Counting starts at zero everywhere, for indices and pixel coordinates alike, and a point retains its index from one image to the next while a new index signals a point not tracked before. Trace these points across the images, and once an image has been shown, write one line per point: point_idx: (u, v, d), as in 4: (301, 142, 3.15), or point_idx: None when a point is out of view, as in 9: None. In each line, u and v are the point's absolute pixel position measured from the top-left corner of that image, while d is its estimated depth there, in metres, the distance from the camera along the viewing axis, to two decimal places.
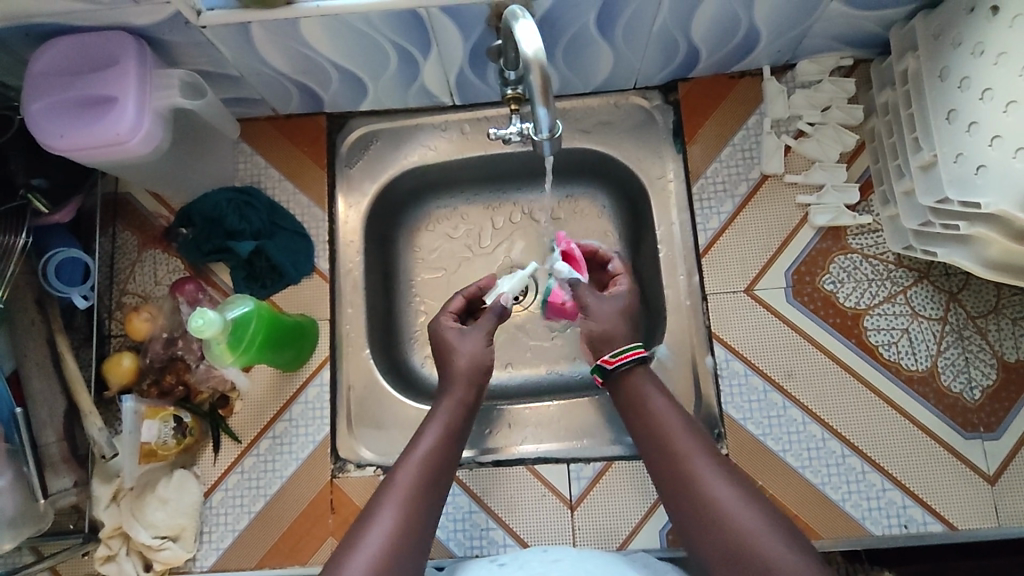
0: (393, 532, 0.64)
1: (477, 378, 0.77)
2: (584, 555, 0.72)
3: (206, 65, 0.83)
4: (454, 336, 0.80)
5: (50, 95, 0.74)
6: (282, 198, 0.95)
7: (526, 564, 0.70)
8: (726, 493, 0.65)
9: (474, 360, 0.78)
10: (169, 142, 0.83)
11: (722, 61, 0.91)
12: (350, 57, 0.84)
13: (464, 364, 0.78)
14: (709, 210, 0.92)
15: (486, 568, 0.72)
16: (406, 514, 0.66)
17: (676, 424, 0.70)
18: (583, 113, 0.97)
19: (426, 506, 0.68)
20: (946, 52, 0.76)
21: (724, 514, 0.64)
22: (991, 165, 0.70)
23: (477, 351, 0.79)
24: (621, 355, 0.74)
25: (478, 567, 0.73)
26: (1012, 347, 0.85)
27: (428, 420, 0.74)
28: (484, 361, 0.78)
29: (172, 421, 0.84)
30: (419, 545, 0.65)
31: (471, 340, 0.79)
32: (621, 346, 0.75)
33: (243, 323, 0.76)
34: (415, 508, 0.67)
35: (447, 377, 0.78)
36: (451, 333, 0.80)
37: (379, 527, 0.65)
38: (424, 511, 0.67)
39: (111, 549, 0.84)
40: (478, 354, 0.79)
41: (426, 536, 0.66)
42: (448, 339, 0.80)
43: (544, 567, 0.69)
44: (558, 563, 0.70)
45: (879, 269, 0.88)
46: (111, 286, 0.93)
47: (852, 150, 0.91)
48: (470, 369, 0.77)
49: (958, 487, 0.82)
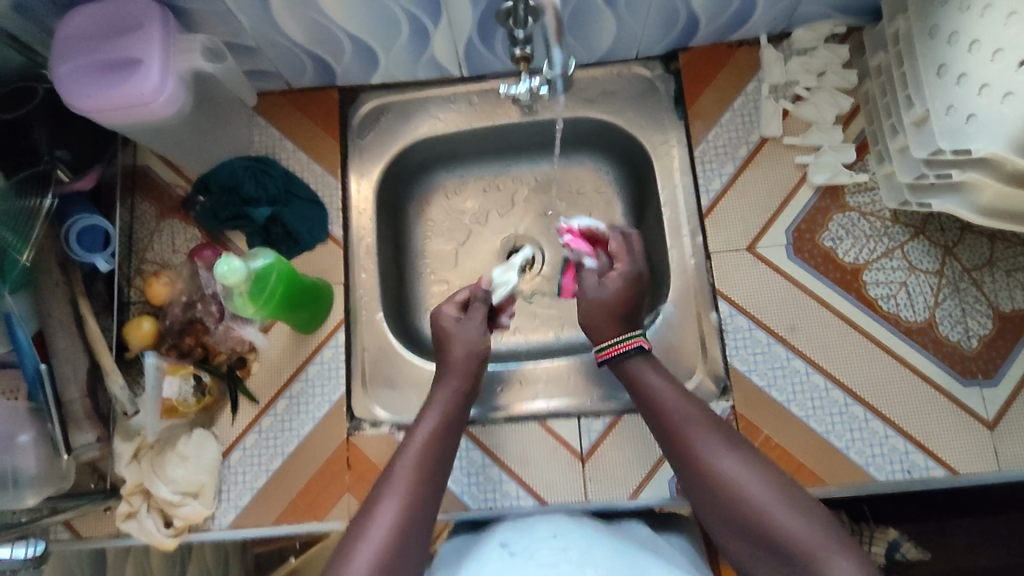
0: (398, 519, 0.68)
1: (472, 360, 0.82)
2: (593, 543, 0.74)
3: (226, 34, 0.87)
4: (450, 324, 0.84)
5: (77, 57, 0.77)
6: (296, 168, 0.98)
7: (536, 554, 0.73)
8: (730, 468, 0.69)
9: (466, 345, 0.82)
10: (189, 107, 0.86)
11: (721, 29, 0.95)
12: (364, 26, 0.88)
13: (459, 349, 0.82)
14: (711, 172, 0.95)
15: (496, 554, 0.75)
16: (408, 501, 0.70)
17: (675, 404, 0.74)
18: (587, 83, 1.00)
19: (427, 490, 0.72)
20: (936, 10, 0.79)
21: (729, 490, 0.68)
22: (981, 113, 0.73)
23: (468, 335, 0.83)
24: (606, 351, 0.80)
25: (487, 552, 0.75)
26: (1007, 298, 0.88)
27: (423, 408, 0.78)
28: (478, 345, 0.82)
29: (192, 379, 0.86)
30: (424, 529, 0.70)
31: (465, 329, 0.83)
32: (608, 341, 0.80)
33: (264, 275, 0.79)
34: (417, 493, 0.71)
35: (444, 364, 0.82)
36: (449, 322, 0.84)
37: (386, 514, 0.68)
38: (424, 493, 0.71)
39: (132, 506, 0.85)
40: (473, 340, 0.82)
41: (428, 519, 0.71)
42: (445, 329, 0.83)
43: (555, 557, 0.72)
44: (568, 553, 0.72)
45: (877, 226, 0.91)
46: (130, 254, 0.96)
47: (848, 112, 0.94)
48: (465, 358, 0.81)
49: (959, 432, 0.85)
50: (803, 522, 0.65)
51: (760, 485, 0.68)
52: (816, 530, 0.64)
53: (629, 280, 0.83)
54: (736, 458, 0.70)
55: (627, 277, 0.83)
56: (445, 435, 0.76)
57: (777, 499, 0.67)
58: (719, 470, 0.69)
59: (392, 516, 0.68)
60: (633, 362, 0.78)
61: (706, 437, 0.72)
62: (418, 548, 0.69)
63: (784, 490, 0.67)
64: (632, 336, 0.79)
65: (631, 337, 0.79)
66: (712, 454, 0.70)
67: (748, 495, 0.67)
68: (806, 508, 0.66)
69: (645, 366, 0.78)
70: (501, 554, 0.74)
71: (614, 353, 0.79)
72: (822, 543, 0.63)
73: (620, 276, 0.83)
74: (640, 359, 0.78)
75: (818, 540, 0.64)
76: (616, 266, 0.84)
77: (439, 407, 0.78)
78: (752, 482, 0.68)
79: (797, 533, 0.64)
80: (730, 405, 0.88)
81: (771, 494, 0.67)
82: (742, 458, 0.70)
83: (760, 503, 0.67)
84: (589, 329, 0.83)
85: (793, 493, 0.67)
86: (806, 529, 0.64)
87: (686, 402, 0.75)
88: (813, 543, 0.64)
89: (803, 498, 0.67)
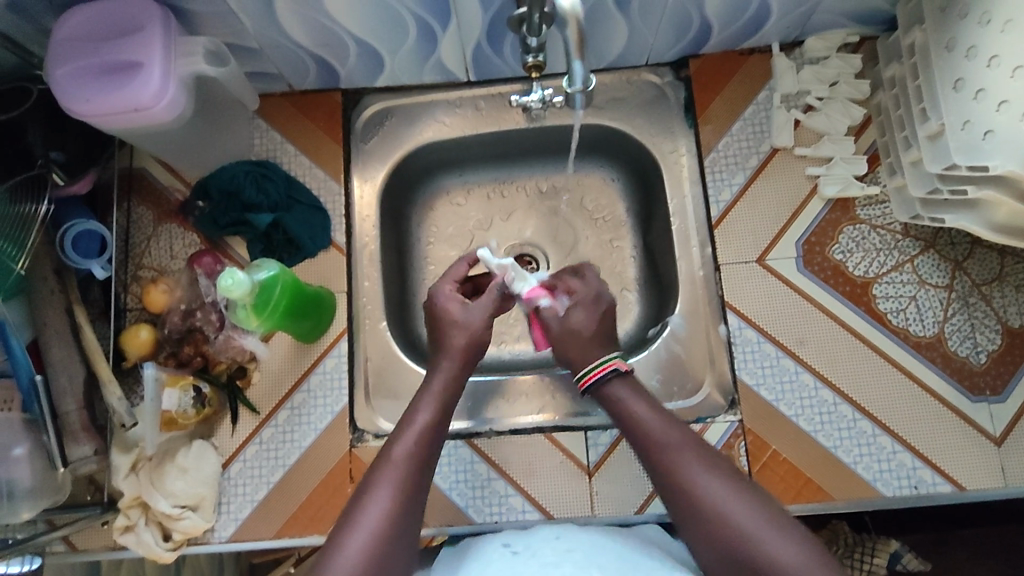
0: (389, 513, 0.66)
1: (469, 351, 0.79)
2: (599, 547, 0.74)
3: (229, 36, 0.84)
4: (454, 310, 0.81)
5: (74, 59, 0.75)
6: (298, 172, 0.96)
7: (539, 553, 0.73)
8: (717, 492, 0.68)
9: (467, 331, 0.80)
10: (190, 111, 0.84)
11: (733, 37, 0.94)
12: (371, 29, 0.86)
13: (458, 335, 0.80)
14: (721, 182, 0.93)
15: (499, 553, 0.75)
16: (401, 494, 0.68)
17: (659, 426, 0.73)
18: (596, 89, 0.98)
19: (421, 479, 0.70)
20: (953, 24, 0.78)
21: (716, 513, 0.67)
22: (998, 130, 0.72)
23: (472, 323, 0.80)
24: (586, 379, 0.77)
25: (490, 551, 0.75)
26: (1016, 314, 0.88)
27: (421, 395, 0.76)
28: (479, 333, 0.80)
29: (192, 390, 0.84)
30: (413, 523, 0.68)
31: (472, 314, 0.81)
32: (588, 365, 0.78)
33: (268, 287, 0.77)
34: (412, 485, 0.69)
35: (443, 349, 0.79)
36: (453, 305, 0.82)
37: (379, 503, 0.66)
38: (419, 485, 0.69)
39: (129, 519, 0.83)
40: (474, 328, 0.80)
41: (420, 513, 0.69)
42: (447, 310, 0.81)
43: (557, 557, 0.72)
44: (571, 554, 0.72)
45: (887, 239, 0.90)
46: (126, 260, 0.93)
47: (859, 123, 0.93)
48: (466, 345, 0.79)
49: (966, 448, 0.84)
50: (792, 547, 0.64)
51: (749, 510, 0.66)
52: (804, 555, 0.63)
53: (590, 307, 0.82)
54: (724, 483, 0.68)
55: (586, 302, 0.82)
56: (443, 425, 0.74)
57: (766, 524, 0.65)
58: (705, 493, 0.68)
59: (385, 504, 0.67)
60: (612, 384, 0.76)
61: (690, 460, 0.70)
62: (406, 545, 0.66)
63: (771, 515, 0.66)
64: (609, 360, 0.77)
65: (608, 360, 0.77)
66: (698, 477, 0.69)
67: (737, 518, 0.66)
68: (796, 534, 0.65)
69: (628, 387, 0.77)
70: (505, 553, 0.74)
71: (593, 379, 0.77)
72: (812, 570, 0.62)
73: (581, 302, 0.82)
74: (621, 383, 0.77)
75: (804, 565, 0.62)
76: (576, 318, 0.81)
77: (436, 395, 0.76)
78: (740, 507, 0.67)
79: (786, 559, 0.63)
80: (738, 420, 0.87)
81: (759, 520, 0.66)
82: (732, 482, 0.69)
83: (749, 527, 0.65)
84: (565, 350, 0.80)
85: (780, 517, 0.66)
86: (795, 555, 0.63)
87: (670, 426, 0.73)
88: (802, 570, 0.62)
89: (792, 525, 0.66)
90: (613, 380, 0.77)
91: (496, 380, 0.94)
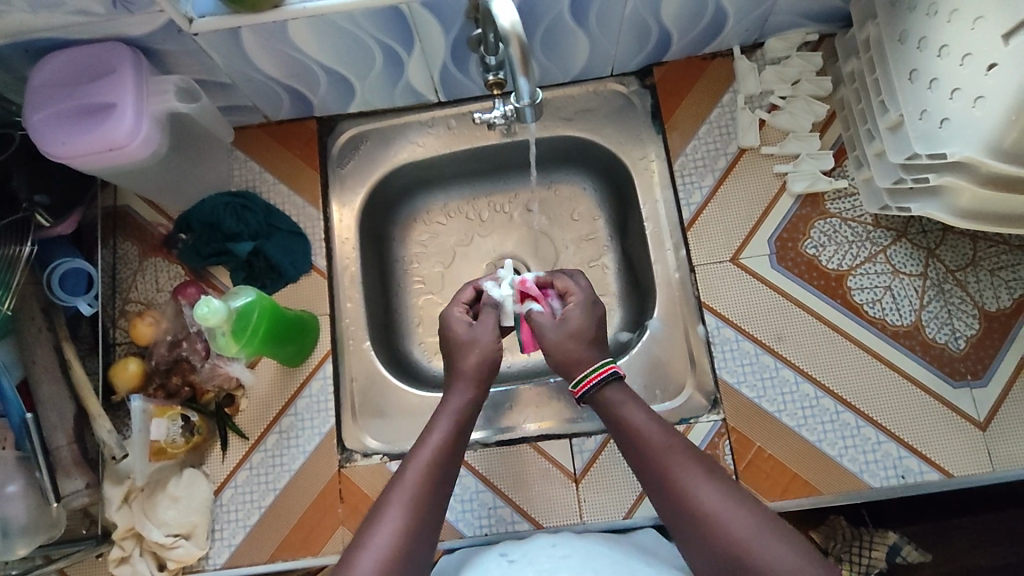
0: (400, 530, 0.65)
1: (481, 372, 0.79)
2: (596, 552, 0.74)
3: (199, 73, 0.87)
4: (466, 329, 0.81)
5: (50, 105, 0.78)
6: (277, 201, 0.98)
7: (536, 561, 0.74)
8: (714, 500, 0.66)
9: (483, 355, 0.79)
10: (165, 147, 0.86)
11: (693, 44, 0.96)
12: (338, 58, 0.88)
13: (475, 356, 0.79)
14: (691, 185, 0.95)
15: (496, 563, 0.76)
16: (415, 507, 0.67)
17: (654, 432, 0.72)
18: (564, 102, 1.00)
19: (434, 496, 0.69)
20: (904, 16, 0.79)
21: (711, 516, 0.65)
22: (953, 117, 0.73)
23: (486, 342, 0.80)
24: (583, 382, 0.76)
25: (487, 561, 0.76)
26: (992, 297, 0.88)
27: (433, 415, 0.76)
28: (494, 356, 0.79)
29: (180, 419, 0.85)
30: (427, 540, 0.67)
31: (480, 334, 0.81)
32: (586, 370, 0.76)
33: (245, 313, 0.79)
34: (422, 501, 0.68)
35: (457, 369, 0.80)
36: (460, 327, 0.82)
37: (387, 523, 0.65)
38: (429, 504, 0.68)
39: (124, 550, 0.86)
40: (486, 346, 0.80)
41: (433, 534, 0.68)
42: (461, 333, 0.81)
43: (554, 564, 0.73)
44: (567, 560, 0.73)
45: (858, 231, 0.91)
46: (114, 295, 0.95)
47: (824, 119, 0.95)
48: (480, 364, 0.79)
49: (951, 434, 0.84)
50: (793, 554, 0.62)
51: (743, 513, 0.65)
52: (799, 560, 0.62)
53: (585, 306, 0.82)
54: (723, 491, 0.67)
55: (582, 302, 0.82)
56: (458, 440, 0.74)
57: (766, 532, 0.64)
58: (705, 501, 0.67)
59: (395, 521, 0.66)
60: (611, 388, 0.76)
61: (686, 464, 0.70)
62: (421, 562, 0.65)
63: (768, 522, 0.65)
64: (608, 362, 0.77)
65: (607, 362, 0.77)
66: (696, 484, 0.68)
67: (735, 526, 0.64)
68: (797, 543, 0.64)
69: (625, 396, 0.76)
70: (501, 563, 0.75)
71: (594, 381, 0.76)
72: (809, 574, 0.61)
73: (579, 301, 0.82)
74: (618, 387, 0.76)
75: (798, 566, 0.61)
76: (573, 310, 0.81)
77: (452, 412, 0.76)
78: (739, 514, 0.65)
79: (787, 566, 0.61)
80: (721, 419, 0.87)
81: (755, 524, 0.64)
82: (732, 493, 0.67)
83: (752, 537, 0.64)
84: (561, 353, 0.79)
85: (777, 524, 0.65)
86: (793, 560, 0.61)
87: (669, 436, 0.72)
88: None
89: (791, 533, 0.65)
90: (611, 384, 0.76)
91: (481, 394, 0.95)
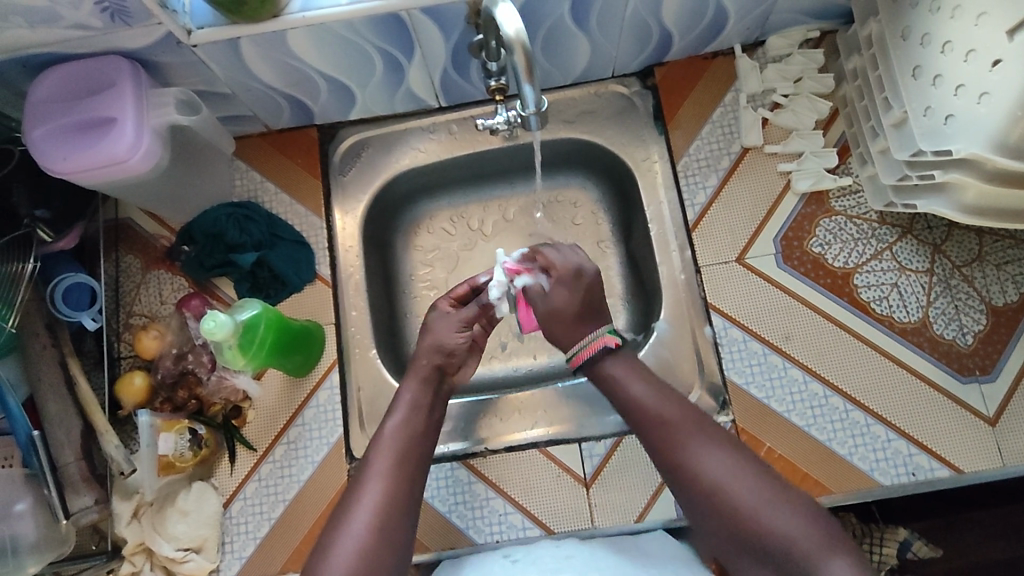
0: (377, 518, 0.67)
1: (439, 360, 0.81)
2: (596, 552, 0.75)
3: (199, 84, 0.86)
4: (431, 318, 0.83)
5: (49, 121, 0.77)
6: (279, 210, 0.98)
7: (540, 561, 0.75)
8: (718, 470, 0.68)
9: (436, 342, 0.81)
10: (166, 160, 0.86)
11: (695, 43, 0.95)
12: (340, 66, 0.87)
13: (428, 345, 0.81)
14: (695, 185, 0.95)
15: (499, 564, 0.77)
16: (388, 490, 0.69)
17: (657, 405, 0.73)
18: (566, 104, 1.00)
19: (407, 478, 0.71)
20: (906, 12, 0.79)
21: (715, 488, 0.67)
22: (959, 114, 0.72)
23: (443, 342, 0.81)
24: (575, 357, 0.79)
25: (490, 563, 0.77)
26: (999, 292, 0.88)
27: (396, 400, 0.77)
28: (448, 344, 0.81)
29: (187, 432, 0.86)
30: (405, 519, 0.69)
31: (444, 325, 0.82)
32: (578, 345, 0.79)
33: (252, 326, 0.79)
34: (396, 489, 0.70)
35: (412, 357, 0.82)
36: (435, 314, 0.84)
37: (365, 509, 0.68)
38: (405, 485, 0.71)
39: (135, 565, 0.86)
40: (445, 339, 0.82)
41: (409, 512, 0.70)
42: (430, 320, 0.84)
43: (558, 564, 0.73)
44: (570, 561, 0.73)
45: (864, 229, 0.91)
46: (118, 308, 0.95)
47: (827, 116, 0.95)
48: (430, 350, 0.81)
49: (961, 431, 0.84)
50: (794, 518, 0.64)
51: (744, 483, 0.67)
52: (798, 524, 0.64)
53: (570, 283, 0.80)
54: (725, 460, 0.68)
55: (567, 277, 0.80)
56: (419, 423, 0.76)
57: (772, 501, 0.66)
58: (707, 472, 0.68)
59: (371, 506, 0.68)
60: (604, 363, 0.77)
61: (689, 436, 0.71)
62: (402, 540, 0.68)
63: (768, 488, 0.67)
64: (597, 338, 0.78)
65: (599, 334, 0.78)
66: (698, 454, 0.69)
67: (739, 495, 0.66)
68: (796, 506, 0.65)
69: (625, 368, 0.77)
70: (505, 564, 0.76)
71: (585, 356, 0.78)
72: (808, 541, 0.63)
73: (562, 278, 0.80)
74: (615, 361, 0.77)
75: (798, 534, 0.63)
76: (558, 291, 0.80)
77: (410, 397, 0.77)
78: (742, 482, 0.67)
79: (790, 531, 0.64)
80: (731, 420, 0.87)
81: (756, 493, 0.66)
82: (733, 459, 0.69)
83: (754, 506, 0.65)
84: (552, 331, 0.81)
85: (774, 487, 0.67)
86: (792, 527, 0.64)
87: (669, 403, 0.73)
88: (801, 542, 0.63)
89: (791, 493, 0.67)
90: (604, 359, 0.77)
91: (467, 400, 0.94)
